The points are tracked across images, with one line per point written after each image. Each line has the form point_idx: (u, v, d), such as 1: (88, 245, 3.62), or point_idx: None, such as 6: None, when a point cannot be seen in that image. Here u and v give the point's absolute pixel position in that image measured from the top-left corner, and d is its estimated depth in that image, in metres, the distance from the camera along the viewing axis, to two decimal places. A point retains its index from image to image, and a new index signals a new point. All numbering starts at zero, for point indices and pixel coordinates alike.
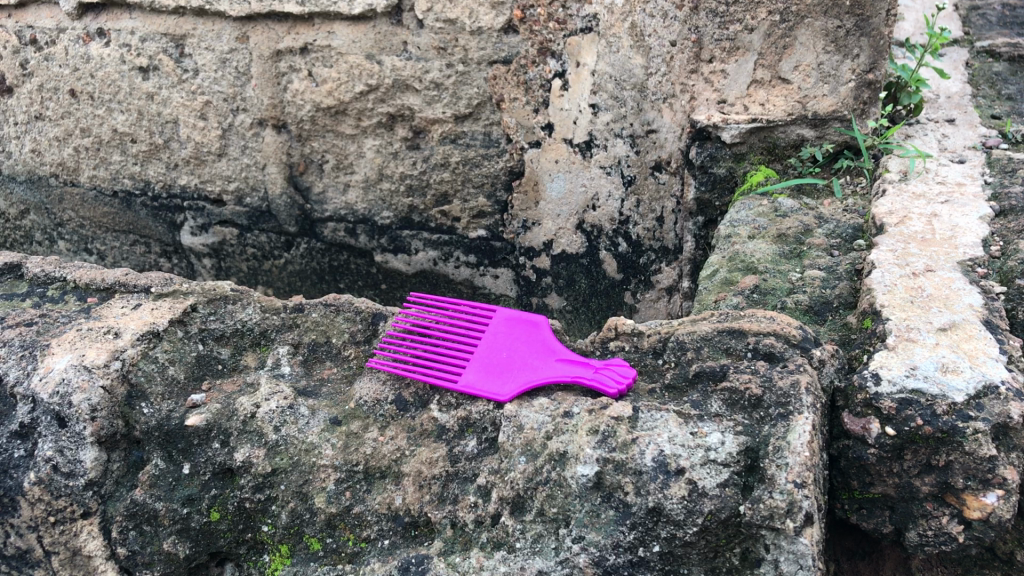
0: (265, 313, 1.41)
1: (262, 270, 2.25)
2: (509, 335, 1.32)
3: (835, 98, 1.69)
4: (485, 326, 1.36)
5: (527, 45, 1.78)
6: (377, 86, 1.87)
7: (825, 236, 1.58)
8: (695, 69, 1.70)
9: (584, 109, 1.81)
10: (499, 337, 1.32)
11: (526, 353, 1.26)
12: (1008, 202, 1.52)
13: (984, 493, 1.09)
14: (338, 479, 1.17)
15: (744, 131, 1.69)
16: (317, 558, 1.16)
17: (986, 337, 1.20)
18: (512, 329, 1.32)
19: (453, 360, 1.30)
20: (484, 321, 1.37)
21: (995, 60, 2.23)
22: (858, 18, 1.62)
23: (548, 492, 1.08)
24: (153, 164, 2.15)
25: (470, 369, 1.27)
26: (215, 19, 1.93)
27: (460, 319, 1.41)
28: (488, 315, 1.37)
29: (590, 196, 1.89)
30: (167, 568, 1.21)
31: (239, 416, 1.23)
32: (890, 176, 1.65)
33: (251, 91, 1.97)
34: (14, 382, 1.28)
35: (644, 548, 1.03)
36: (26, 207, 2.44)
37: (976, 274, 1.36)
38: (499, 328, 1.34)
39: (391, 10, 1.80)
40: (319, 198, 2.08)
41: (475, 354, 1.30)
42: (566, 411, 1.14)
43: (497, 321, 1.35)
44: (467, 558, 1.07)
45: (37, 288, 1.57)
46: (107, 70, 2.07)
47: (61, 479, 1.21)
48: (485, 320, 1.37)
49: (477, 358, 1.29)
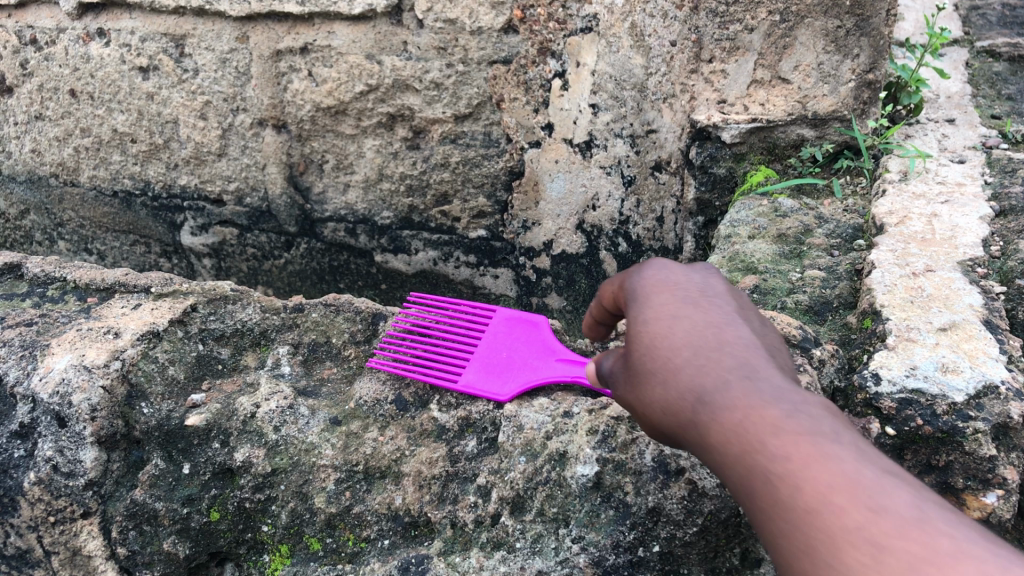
0: (265, 312, 1.41)
1: (262, 270, 2.26)
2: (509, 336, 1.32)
3: (835, 98, 1.69)
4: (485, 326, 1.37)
5: (527, 45, 1.77)
6: (377, 86, 1.88)
7: (825, 236, 1.58)
8: (695, 69, 1.69)
9: (584, 109, 1.81)
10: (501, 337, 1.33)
11: (527, 353, 1.27)
12: (1008, 202, 1.53)
13: (984, 493, 1.08)
14: (338, 478, 1.17)
15: (744, 131, 1.70)
16: (317, 558, 1.16)
17: (986, 337, 1.20)
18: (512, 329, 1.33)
19: (453, 359, 1.31)
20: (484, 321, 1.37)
21: (995, 60, 2.24)
22: (858, 18, 1.62)
23: (548, 492, 1.08)
24: (153, 164, 2.15)
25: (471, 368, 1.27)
26: (215, 19, 1.92)
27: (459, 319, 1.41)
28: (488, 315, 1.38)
29: (590, 196, 1.89)
30: (167, 568, 1.20)
31: (239, 416, 1.23)
32: (890, 176, 1.65)
33: (251, 91, 1.97)
34: (14, 382, 1.28)
35: (644, 548, 1.03)
36: (26, 207, 2.44)
37: (976, 274, 1.36)
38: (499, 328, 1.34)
39: (391, 10, 1.79)
40: (320, 199, 2.08)
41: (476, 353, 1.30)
42: (566, 411, 1.15)
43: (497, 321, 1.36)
44: (467, 558, 1.07)
45: (37, 288, 1.57)
46: (107, 70, 2.07)
47: (61, 480, 1.20)
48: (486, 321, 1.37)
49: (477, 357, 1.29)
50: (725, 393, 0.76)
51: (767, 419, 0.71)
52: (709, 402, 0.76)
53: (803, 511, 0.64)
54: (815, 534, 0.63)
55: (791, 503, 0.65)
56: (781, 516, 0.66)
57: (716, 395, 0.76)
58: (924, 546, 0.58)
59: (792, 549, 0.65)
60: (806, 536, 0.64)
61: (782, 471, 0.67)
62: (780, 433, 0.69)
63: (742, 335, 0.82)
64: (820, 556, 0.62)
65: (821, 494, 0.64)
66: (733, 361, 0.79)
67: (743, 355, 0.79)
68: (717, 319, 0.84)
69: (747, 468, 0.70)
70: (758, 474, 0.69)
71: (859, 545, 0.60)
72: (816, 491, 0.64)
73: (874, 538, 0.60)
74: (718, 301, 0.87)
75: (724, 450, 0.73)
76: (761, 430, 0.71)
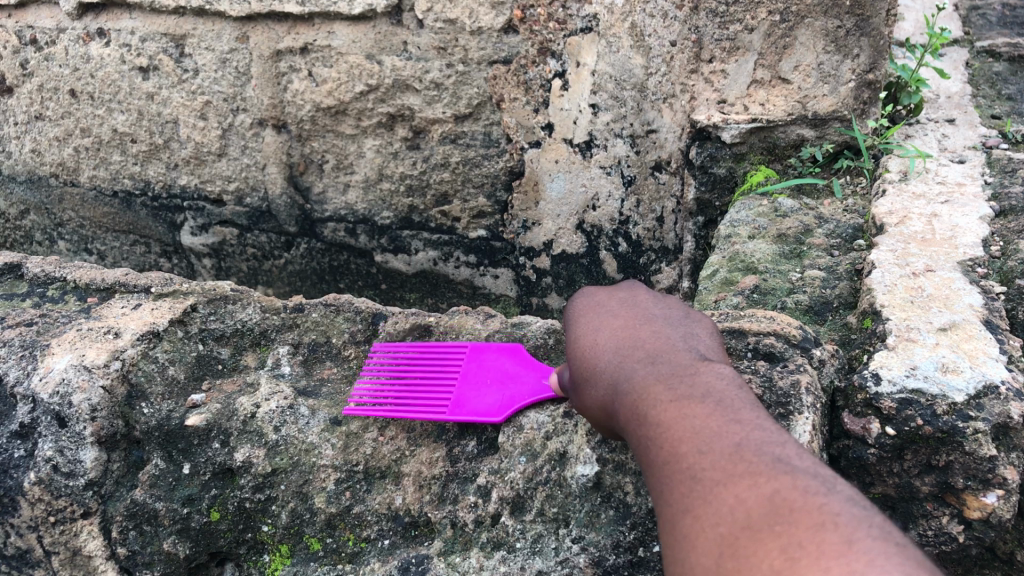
0: (266, 313, 1.41)
1: (262, 270, 2.25)
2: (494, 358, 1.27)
3: (835, 98, 1.69)
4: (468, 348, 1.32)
5: (527, 45, 1.77)
6: (377, 86, 1.88)
7: (825, 236, 1.58)
8: (695, 70, 1.70)
9: (584, 109, 1.80)
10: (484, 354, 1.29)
11: (516, 369, 1.23)
12: (1008, 202, 1.53)
13: (984, 493, 1.08)
14: (338, 478, 1.17)
15: (744, 132, 1.71)
16: (317, 558, 1.15)
17: (986, 337, 1.20)
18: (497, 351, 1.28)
19: (439, 383, 1.26)
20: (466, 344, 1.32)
21: (995, 60, 2.24)
22: (858, 18, 1.62)
23: (548, 492, 1.09)
24: (153, 164, 2.15)
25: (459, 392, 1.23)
26: (216, 19, 1.92)
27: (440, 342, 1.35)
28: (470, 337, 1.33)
29: (590, 196, 1.89)
30: (167, 568, 1.19)
31: (239, 416, 1.23)
32: (890, 176, 1.66)
33: (251, 91, 1.96)
34: (14, 382, 1.28)
35: (644, 548, 1.03)
36: (26, 207, 2.44)
37: (976, 274, 1.36)
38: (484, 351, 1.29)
39: (391, 10, 1.79)
40: (319, 199, 2.08)
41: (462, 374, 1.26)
42: (566, 411, 1.15)
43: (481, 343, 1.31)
44: (467, 558, 1.07)
45: (37, 288, 1.57)
46: (107, 70, 2.07)
47: (61, 480, 1.20)
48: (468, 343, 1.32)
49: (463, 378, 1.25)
50: (632, 375, 0.90)
51: (655, 393, 0.85)
52: (619, 387, 0.90)
53: (672, 460, 0.77)
54: (678, 479, 0.75)
55: (665, 456, 0.78)
56: (658, 468, 0.78)
57: (625, 377, 0.91)
58: (756, 482, 0.70)
59: (661, 493, 0.77)
60: (671, 480, 0.76)
61: (663, 431, 0.80)
62: (666, 403, 0.83)
63: (655, 332, 0.96)
64: (680, 496, 0.74)
65: (688, 447, 0.76)
66: (646, 350, 0.93)
67: (650, 347, 0.94)
68: (643, 322, 0.99)
69: (640, 431, 0.84)
70: (647, 436, 0.82)
71: (708, 484, 0.72)
72: (685, 445, 0.77)
73: (719, 478, 0.72)
74: (647, 309, 1.02)
75: (627, 421, 0.87)
76: (652, 401, 0.84)
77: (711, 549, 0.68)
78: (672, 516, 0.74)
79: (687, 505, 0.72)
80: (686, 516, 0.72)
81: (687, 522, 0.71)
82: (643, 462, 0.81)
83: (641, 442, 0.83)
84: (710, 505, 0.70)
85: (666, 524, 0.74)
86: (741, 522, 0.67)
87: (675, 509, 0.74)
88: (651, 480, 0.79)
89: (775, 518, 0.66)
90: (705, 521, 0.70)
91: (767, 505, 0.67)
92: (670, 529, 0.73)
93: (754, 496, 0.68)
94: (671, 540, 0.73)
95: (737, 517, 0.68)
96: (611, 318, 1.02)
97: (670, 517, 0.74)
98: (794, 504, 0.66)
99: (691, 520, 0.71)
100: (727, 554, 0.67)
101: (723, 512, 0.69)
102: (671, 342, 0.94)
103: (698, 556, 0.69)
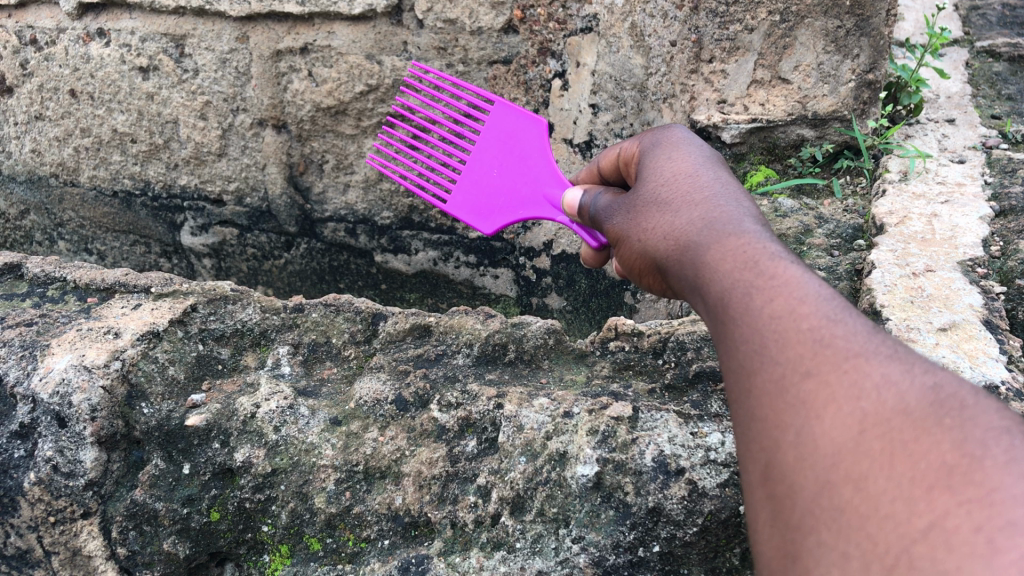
0: (265, 313, 1.41)
1: (262, 270, 2.26)
2: (504, 198, 1.56)
3: (835, 98, 1.69)
4: (484, 216, 1.59)
5: (527, 45, 1.80)
6: (377, 86, 1.90)
7: (825, 236, 1.58)
8: (695, 69, 1.68)
9: (584, 109, 1.82)
10: (473, 181, 1.62)
11: (519, 188, 1.54)
12: (1008, 202, 1.53)
13: None
14: (338, 479, 1.16)
15: (744, 132, 1.70)
16: (317, 558, 1.16)
17: (986, 337, 1.21)
18: (504, 207, 1.56)
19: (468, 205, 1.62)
20: (484, 216, 1.59)
21: (995, 60, 2.24)
22: (858, 18, 1.61)
23: (548, 492, 1.09)
24: (153, 164, 2.15)
25: (484, 140, 1.62)
26: (216, 19, 1.92)
27: (466, 206, 1.62)
28: (482, 220, 1.59)
29: None
30: (167, 568, 1.20)
31: (239, 416, 1.22)
32: (890, 176, 1.66)
33: (251, 91, 1.97)
34: (14, 382, 1.27)
35: (644, 548, 1.05)
36: (26, 207, 2.44)
37: (976, 274, 1.37)
38: (499, 208, 1.57)
39: (391, 10, 1.81)
40: (319, 199, 2.09)
41: (473, 155, 1.63)
42: (566, 411, 1.16)
43: (492, 214, 1.58)
44: (467, 558, 1.08)
45: (37, 288, 1.57)
46: (107, 70, 2.06)
47: (61, 479, 1.20)
48: (482, 218, 1.59)
49: (478, 154, 1.62)
50: (726, 233, 0.85)
51: (768, 257, 0.79)
52: (714, 246, 0.84)
53: (787, 317, 0.72)
54: (795, 339, 0.70)
55: (780, 314, 0.72)
56: (764, 322, 0.73)
57: (716, 234, 0.86)
58: (911, 370, 0.64)
59: (768, 350, 0.71)
60: (787, 338, 0.70)
61: (776, 288, 0.75)
62: (784, 267, 0.77)
63: (740, 202, 0.93)
64: (797, 358, 0.69)
65: (811, 311, 0.71)
66: (741, 218, 0.88)
67: (739, 212, 0.89)
68: (727, 190, 0.95)
69: (737, 282, 0.78)
70: (750, 287, 0.77)
71: (840, 354, 0.67)
72: (808, 308, 0.72)
73: (857, 352, 0.67)
74: (729, 179, 0.99)
75: (715, 274, 0.81)
76: (760, 260, 0.79)
77: (848, 423, 0.63)
78: (785, 379, 0.68)
79: (809, 369, 0.67)
80: (810, 382, 0.67)
81: (811, 388, 0.66)
82: (737, 313, 0.76)
83: (735, 293, 0.78)
84: (847, 375, 0.65)
85: (772, 386, 0.69)
86: (893, 406, 0.62)
87: (790, 371, 0.68)
88: (746, 332, 0.74)
89: (940, 412, 0.60)
90: (836, 390, 0.65)
91: (927, 397, 0.62)
92: (779, 389, 0.69)
93: (908, 384, 0.63)
94: (780, 406, 0.68)
95: (885, 395, 0.63)
96: (694, 182, 0.99)
97: (781, 378, 0.69)
98: (962, 401, 0.61)
99: (817, 385, 0.66)
100: (868, 429, 0.61)
101: (865, 388, 0.64)
102: (760, 215, 0.90)
103: (824, 427, 0.64)
